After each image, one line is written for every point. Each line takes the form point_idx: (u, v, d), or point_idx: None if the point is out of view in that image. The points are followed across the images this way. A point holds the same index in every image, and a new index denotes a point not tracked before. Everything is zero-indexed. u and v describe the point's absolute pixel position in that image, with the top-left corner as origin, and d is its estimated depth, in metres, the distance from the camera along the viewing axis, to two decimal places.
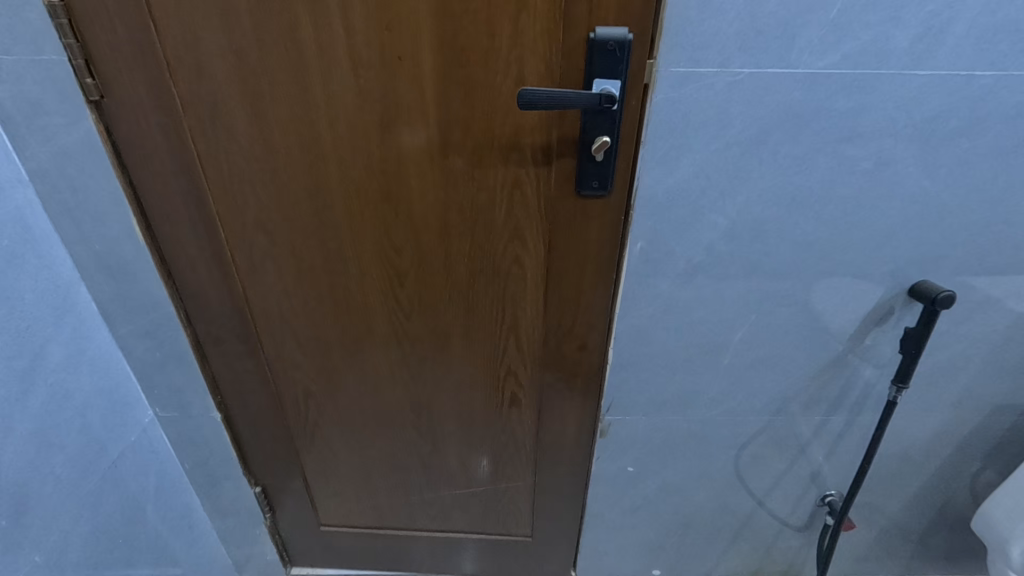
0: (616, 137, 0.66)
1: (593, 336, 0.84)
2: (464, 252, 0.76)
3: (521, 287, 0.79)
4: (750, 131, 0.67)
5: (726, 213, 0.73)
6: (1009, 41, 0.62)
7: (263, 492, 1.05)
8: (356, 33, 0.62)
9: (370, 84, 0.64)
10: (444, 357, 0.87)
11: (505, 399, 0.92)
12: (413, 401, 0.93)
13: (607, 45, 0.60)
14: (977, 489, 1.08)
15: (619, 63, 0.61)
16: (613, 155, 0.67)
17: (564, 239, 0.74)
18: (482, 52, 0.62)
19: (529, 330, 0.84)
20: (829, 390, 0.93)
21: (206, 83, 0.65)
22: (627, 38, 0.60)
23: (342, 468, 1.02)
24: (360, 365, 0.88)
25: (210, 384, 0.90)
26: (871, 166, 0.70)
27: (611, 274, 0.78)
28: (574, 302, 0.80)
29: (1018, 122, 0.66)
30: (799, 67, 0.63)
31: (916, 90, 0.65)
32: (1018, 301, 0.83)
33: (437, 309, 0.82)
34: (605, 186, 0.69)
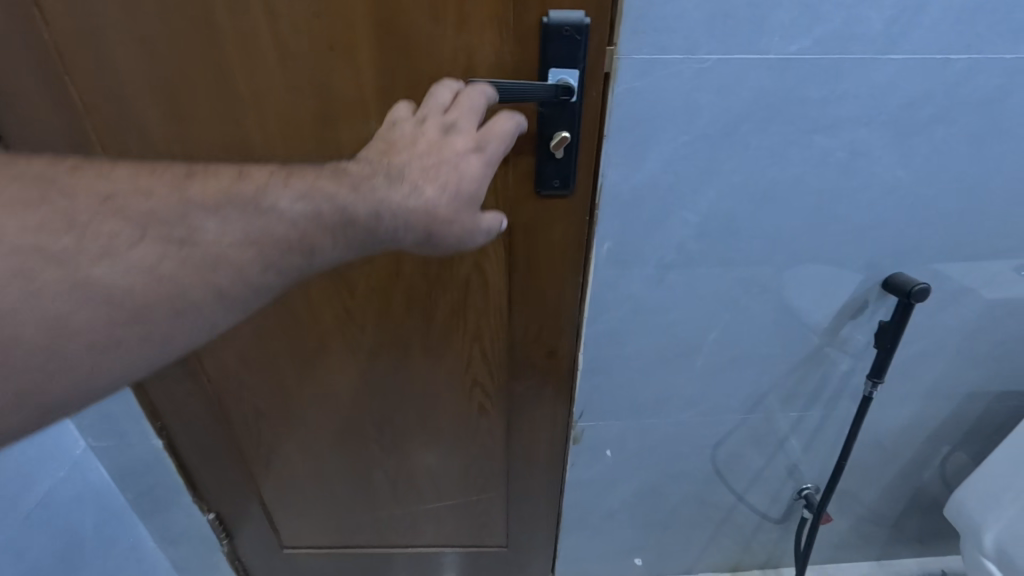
0: (576, 132, 0.60)
1: (565, 344, 0.79)
2: (419, 259, 0.71)
3: (484, 293, 0.74)
4: (719, 122, 0.63)
5: (696, 209, 0.69)
6: (986, 22, 0.58)
7: (217, 518, 0.98)
8: (280, 18, 0.54)
9: (301, 78, 0.58)
10: (405, 369, 0.81)
11: (472, 410, 0.87)
12: (374, 416, 0.87)
13: (562, 30, 0.54)
14: (949, 474, 1.09)
15: (577, 50, 0.55)
16: (574, 152, 0.61)
17: (527, 242, 0.69)
18: (425, 40, 0.56)
19: (494, 338, 0.79)
20: (804, 385, 0.90)
21: (108, 80, 0.57)
22: (584, 23, 0.54)
23: (303, 489, 0.96)
24: (314, 382, 0.82)
25: (147, 410, 0.83)
26: (845, 157, 0.67)
27: (580, 278, 0.73)
28: (542, 309, 0.75)
29: (993, 107, 0.64)
30: (770, 52, 0.59)
31: (890, 75, 0.61)
32: (991, 290, 0.82)
33: (395, 321, 0.76)
34: (567, 186, 0.64)
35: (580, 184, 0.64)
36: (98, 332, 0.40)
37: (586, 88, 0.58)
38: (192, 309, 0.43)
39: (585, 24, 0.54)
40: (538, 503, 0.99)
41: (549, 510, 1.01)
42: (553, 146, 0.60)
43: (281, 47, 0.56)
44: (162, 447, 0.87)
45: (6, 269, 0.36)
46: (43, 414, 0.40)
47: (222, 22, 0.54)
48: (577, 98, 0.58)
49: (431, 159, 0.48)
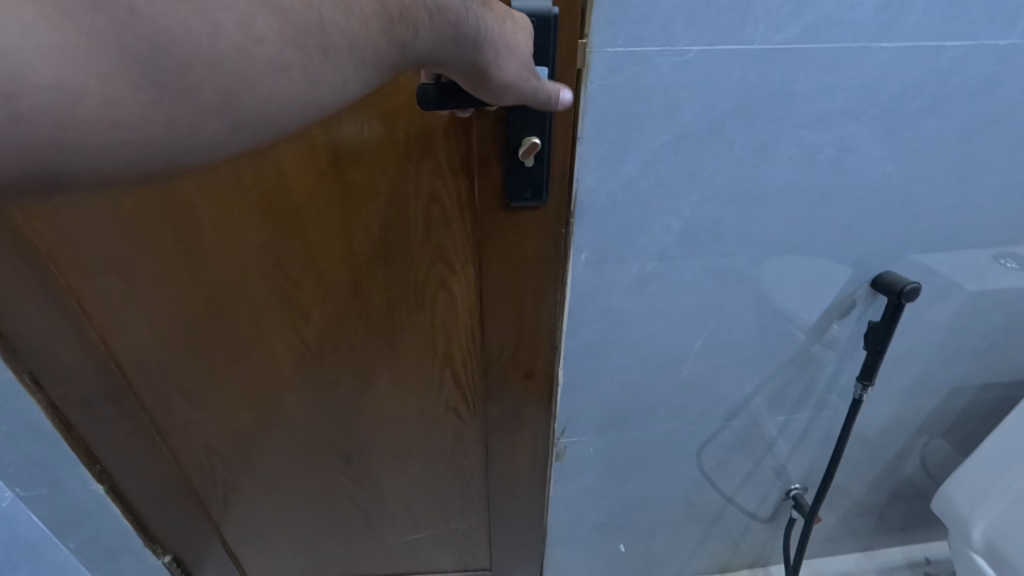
0: (546, 138, 0.54)
1: (543, 363, 0.74)
2: (378, 280, 0.64)
3: (452, 314, 0.68)
4: (702, 120, 0.58)
5: (679, 214, 0.64)
6: (979, 7, 0.54)
7: (175, 561, 0.90)
8: None
9: None
10: (370, 397, 0.75)
11: (446, 435, 0.81)
12: (340, 446, 0.80)
13: (526, 21, 0.48)
14: (932, 466, 1.08)
15: (544, 44, 0.49)
16: (546, 159, 0.56)
17: (498, 258, 0.63)
18: None
19: (467, 360, 0.73)
20: (793, 387, 0.87)
21: None
22: (552, 11, 0.48)
23: (268, 524, 0.89)
24: (269, 414, 0.75)
25: (82, 453, 0.74)
26: (833, 154, 0.62)
27: (559, 295, 0.68)
28: (518, 328, 0.69)
29: (985, 98, 0.60)
30: (754, 43, 0.54)
31: (882, 65, 0.57)
32: (978, 284, 0.79)
33: (358, 348, 0.70)
34: (538, 197, 0.58)
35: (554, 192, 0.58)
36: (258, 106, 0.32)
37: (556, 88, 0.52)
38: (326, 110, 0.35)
39: (553, 13, 0.48)
40: (521, 522, 0.94)
41: (536, 527, 0.96)
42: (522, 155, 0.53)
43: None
44: (104, 492, 0.78)
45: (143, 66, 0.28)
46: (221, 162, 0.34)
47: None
48: None
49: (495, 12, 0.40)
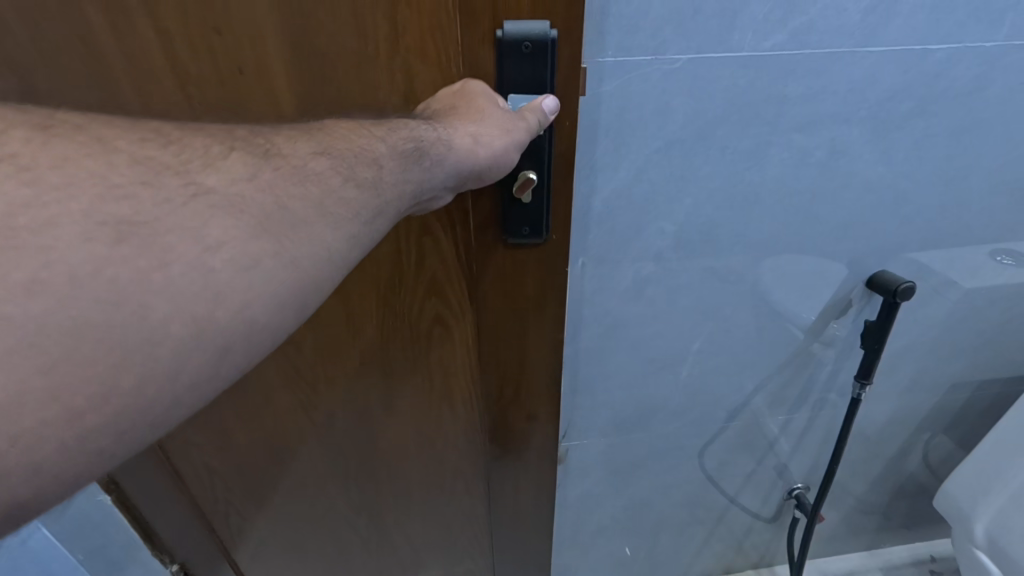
0: (544, 171, 0.53)
1: (542, 403, 0.72)
2: (373, 311, 0.65)
3: (447, 347, 0.69)
4: (693, 126, 0.59)
5: (674, 218, 0.65)
6: (964, 10, 0.55)
7: (182, 568, 0.92)
8: (174, 37, 0.47)
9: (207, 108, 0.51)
10: (365, 424, 0.76)
11: (443, 463, 0.81)
12: (338, 470, 0.81)
13: (521, 45, 0.47)
14: (933, 463, 1.09)
15: (541, 67, 0.48)
16: (543, 196, 0.55)
17: (494, 296, 0.62)
18: (353, 59, 0.49)
19: (462, 391, 0.73)
20: (792, 386, 0.88)
21: None
22: (548, 35, 0.46)
23: (271, 539, 0.91)
24: (267, 438, 0.76)
25: None
26: (824, 156, 0.63)
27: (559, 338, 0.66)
28: (515, 369, 0.69)
29: (973, 99, 0.61)
30: (742, 49, 0.55)
31: (869, 69, 0.58)
32: (972, 282, 0.80)
33: (358, 377, 0.71)
34: (538, 233, 0.57)
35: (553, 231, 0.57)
36: (153, 240, 0.30)
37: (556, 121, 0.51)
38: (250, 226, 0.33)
39: (550, 36, 0.47)
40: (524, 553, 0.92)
41: (542, 562, 0.93)
42: (518, 190, 0.53)
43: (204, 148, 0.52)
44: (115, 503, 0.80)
45: (29, 220, 0.27)
46: (153, 379, 0.29)
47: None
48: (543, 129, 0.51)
49: (431, 132, 0.45)
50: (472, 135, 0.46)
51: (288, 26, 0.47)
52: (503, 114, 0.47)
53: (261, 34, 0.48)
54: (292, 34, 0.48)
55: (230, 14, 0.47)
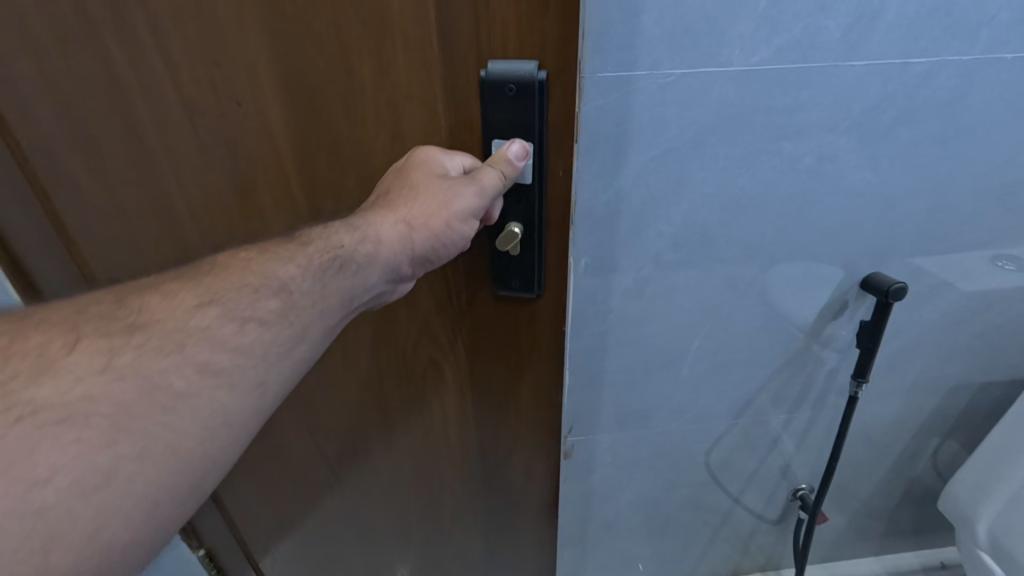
0: (531, 223, 0.56)
1: (532, 434, 0.75)
2: (368, 349, 0.69)
3: (439, 388, 0.72)
4: (687, 136, 0.63)
5: (671, 221, 0.70)
6: (941, 26, 0.59)
7: (207, 555, 1.01)
8: (180, 67, 0.51)
9: (211, 135, 0.54)
10: (366, 450, 0.80)
11: (438, 493, 0.84)
12: (341, 488, 0.86)
13: (505, 86, 0.49)
14: (941, 465, 1.09)
15: (526, 108, 0.49)
16: (535, 249, 0.57)
17: (484, 339, 0.66)
18: (342, 93, 0.51)
19: (454, 430, 0.76)
20: (791, 387, 0.91)
21: (32, 129, 0.55)
22: (530, 75, 0.48)
23: (286, 545, 0.97)
24: (278, 450, 0.82)
25: None
26: (813, 162, 0.67)
27: (549, 374, 0.69)
28: (504, 406, 0.72)
29: (955, 108, 0.65)
30: (731, 64, 0.59)
31: (852, 81, 0.62)
32: (968, 283, 0.82)
33: (358, 408, 0.75)
34: (529, 281, 0.60)
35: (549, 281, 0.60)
36: None
37: (548, 162, 0.53)
38: (100, 431, 0.38)
39: (538, 77, 0.48)
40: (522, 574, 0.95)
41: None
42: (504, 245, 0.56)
43: (206, 184, 0.58)
44: None
45: None
46: None
47: (158, 159, 0.56)
48: (533, 179, 0.53)
49: (358, 226, 0.52)
50: (401, 221, 0.52)
51: (281, 66, 0.50)
52: (440, 184, 0.52)
53: (257, 73, 0.50)
54: (283, 67, 0.50)
55: (227, 48, 0.49)
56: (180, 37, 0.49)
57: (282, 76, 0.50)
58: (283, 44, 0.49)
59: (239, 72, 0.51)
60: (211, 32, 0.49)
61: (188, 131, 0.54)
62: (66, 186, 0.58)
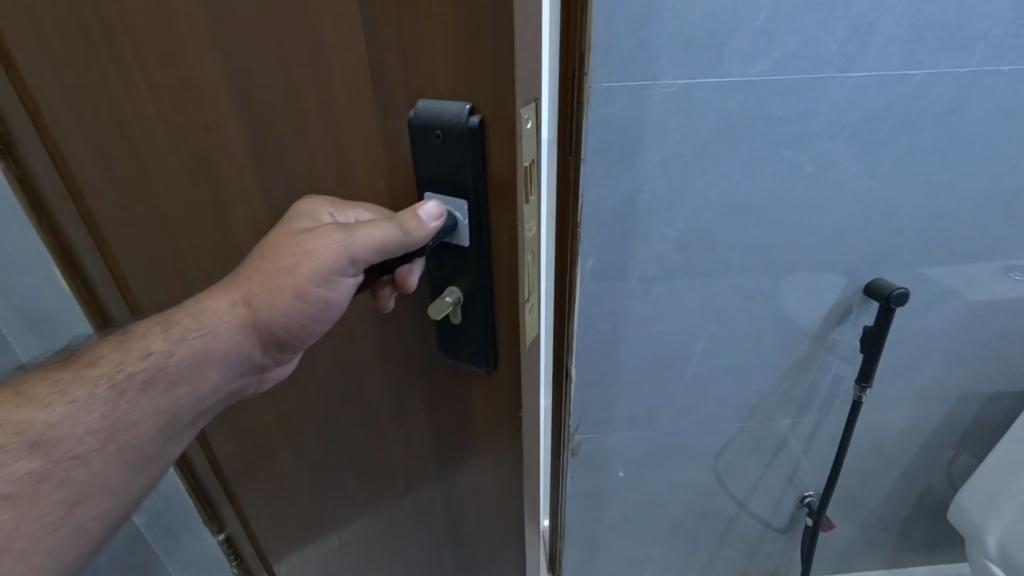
0: (472, 288, 0.47)
1: (500, 526, 0.65)
2: (339, 394, 0.65)
3: (405, 452, 0.65)
4: (689, 142, 0.66)
5: (675, 225, 0.73)
6: (936, 40, 0.62)
7: (226, 540, 1.07)
8: (157, 87, 0.50)
9: (188, 156, 0.54)
10: (342, 491, 0.76)
11: (413, 554, 0.77)
12: (323, 520, 0.84)
13: (431, 132, 0.40)
14: (953, 477, 1.09)
15: (458, 159, 0.40)
16: (478, 318, 0.48)
17: (448, 413, 0.58)
18: (290, 125, 0.46)
19: (421, 498, 0.68)
20: (796, 391, 0.92)
21: (64, 135, 0.60)
22: (457, 118, 0.39)
23: (288, 555, 0.98)
24: (273, 467, 0.83)
25: None
26: (813, 169, 0.70)
27: (511, 458, 0.57)
28: (470, 489, 0.63)
29: (953, 118, 0.67)
30: (731, 75, 0.62)
31: (850, 91, 0.65)
32: (974, 291, 0.83)
33: (333, 448, 0.72)
34: (479, 355, 0.51)
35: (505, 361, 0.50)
36: None
37: (490, 222, 0.43)
38: None
39: (467, 122, 0.39)
40: None
41: None
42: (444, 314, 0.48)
43: (189, 202, 0.58)
44: (175, 468, 0.96)
45: None
46: None
47: (152, 174, 0.58)
48: (470, 241, 0.44)
49: (192, 307, 0.51)
50: (228, 303, 0.51)
51: (236, 93, 0.47)
52: (286, 255, 0.48)
53: (218, 97, 0.48)
54: (237, 93, 0.47)
55: (190, 71, 0.48)
56: (154, 60, 0.49)
57: (238, 102, 0.47)
58: (234, 71, 0.45)
59: (200, 98, 0.49)
60: (176, 54, 0.47)
61: (170, 151, 0.55)
62: (94, 188, 0.64)
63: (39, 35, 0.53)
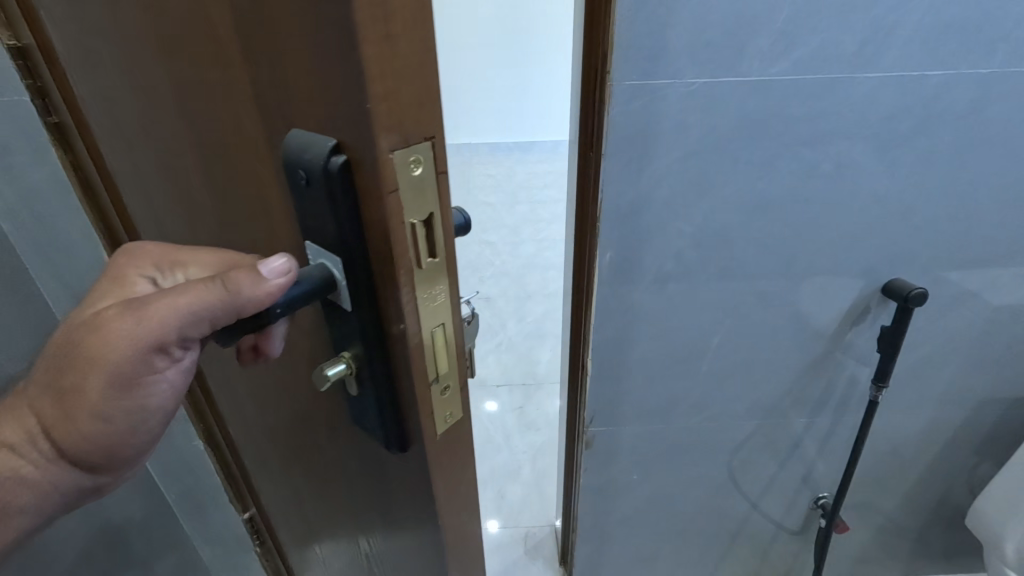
0: (362, 355, 0.42)
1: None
2: (299, 412, 0.62)
3: (354, 483, 0.61)
4: (708, 141, 0.68)
5: (691, 221, 0.74)
6: (957, 41, 0.63)
7: (250, 520, 1.11)
8: (130, 78, 0.49)
9: (164, 152, 0.52)
10: (317, 502, 0.75)
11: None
12: (307, 523, 0.84)
13: (296, 174, 0.36)
14: (973, 485, 1.07)
15: (322, 208, 0.35)
16: (370, 385, 0.43)
17: (375, 459, 0.53)
18: (224, 121, 0.42)
19: (372, 531, 0.64)
20: (812, 391, 0.92)
21: (91, 127, 0.62)
22: (315, 162, 0.34)
23: (291, 545, 1.00)
24: (268, 464, 0.84)
25: (196, 423, 0.95)
26: (831, 168, 0.71)
27: (430, 526, 0.51)
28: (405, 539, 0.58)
29: (972, 119, 0.67)
30: (750, 75, 0.64)
31: (869, 91, 0.66)
32: (996, 294, 0.83)
33: (304, 462, 0.70)
34: (380, 422, 0.46)
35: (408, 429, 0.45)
36: None
37: (373, 284, 0.38)
38: None
39: (327, 166, 0.33)
40: None
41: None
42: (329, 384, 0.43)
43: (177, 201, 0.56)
44: (204, 449, 0.99)
45: None
46: None
47: (148, 171, 0.57)
48: (352, 305, 0.40)
49: None
50: (22, 437, 0.48)
51: (179, 84, 0.43)
52: (71, 370, 0.45)
53: (169, 90, 0.45)
54: (180, 87, 0.43)
55: (145, 62, 0.45)
56: (124, 52, 0.47)
57: (182, 94, 0.44)
58: (172, 79, 0.44)
59: (155, 103, 0.48)
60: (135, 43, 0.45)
61: (153, 148, 0.53)
62: (119, 180, 0.65)
63: (62, 24, 0.53)
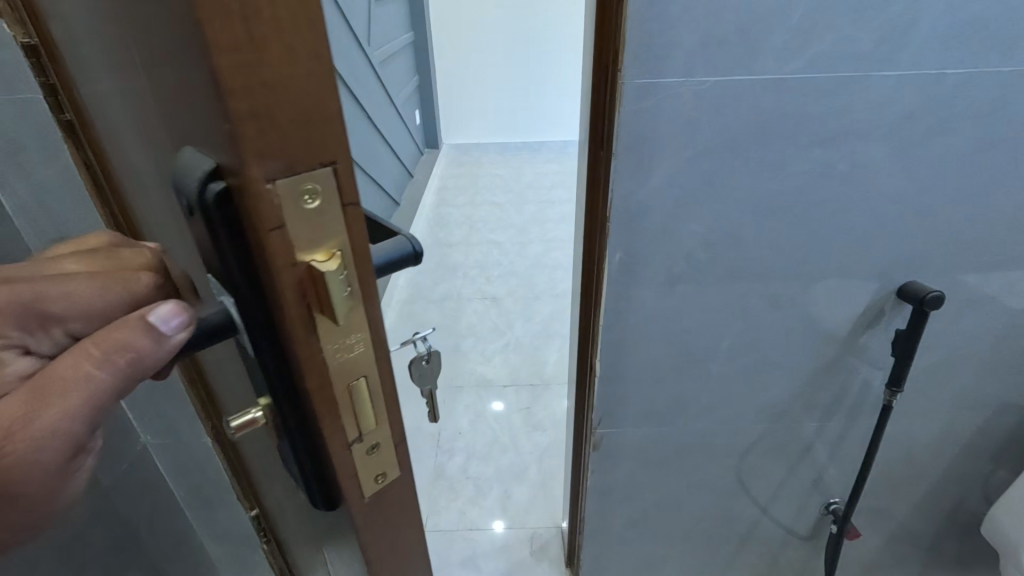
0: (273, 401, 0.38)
1: None
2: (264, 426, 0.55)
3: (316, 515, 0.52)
4: (720, 140, 0.67)
5: (702, 221, 0.73)
6: (977, 39, 0.61)
7: (258, 516, 1.02)
8: (98, 83, 0.46)
9: (134, 163, 0.49)
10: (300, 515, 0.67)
11: None
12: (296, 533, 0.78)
13: (183, 199, 0.31)
14: (989, 492, 1.05)
15: (209, 242, 0.31)
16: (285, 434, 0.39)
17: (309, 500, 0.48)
18: (150, 131, 0.38)
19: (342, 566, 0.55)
20: (824, 394, 0.91)
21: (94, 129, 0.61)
22: (191, 190, 0.29)
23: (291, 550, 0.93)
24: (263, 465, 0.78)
25: (201, 413, 0.89)
26: (846, 168, 0.69)
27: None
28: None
29: (992, 119, 0.66)
30: (764, 73, 0.63)
31: (885, 90, 0.64)
32: (1015, 298, 0.81)
33: None
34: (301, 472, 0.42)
35: (326, 484, 0.40)
36: None
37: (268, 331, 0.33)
38: None
39: (202, 193, 0.28)
40: None
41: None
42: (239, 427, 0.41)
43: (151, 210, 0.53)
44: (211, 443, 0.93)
45: None
46: None
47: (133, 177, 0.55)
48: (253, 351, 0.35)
49: None
50: None
51: (121, 88, 0.40)
52: None
53: (117, 95, 0.42)
54: (123, 93, 0.40)
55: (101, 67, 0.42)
56: (90, 54, 0.44)
57: (124, 98, 0.40)
58: (114, 78, 0.40)
59: (116, 108, 0.45)
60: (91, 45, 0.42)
61: (127, 154, 0.50)
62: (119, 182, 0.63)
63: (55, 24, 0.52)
